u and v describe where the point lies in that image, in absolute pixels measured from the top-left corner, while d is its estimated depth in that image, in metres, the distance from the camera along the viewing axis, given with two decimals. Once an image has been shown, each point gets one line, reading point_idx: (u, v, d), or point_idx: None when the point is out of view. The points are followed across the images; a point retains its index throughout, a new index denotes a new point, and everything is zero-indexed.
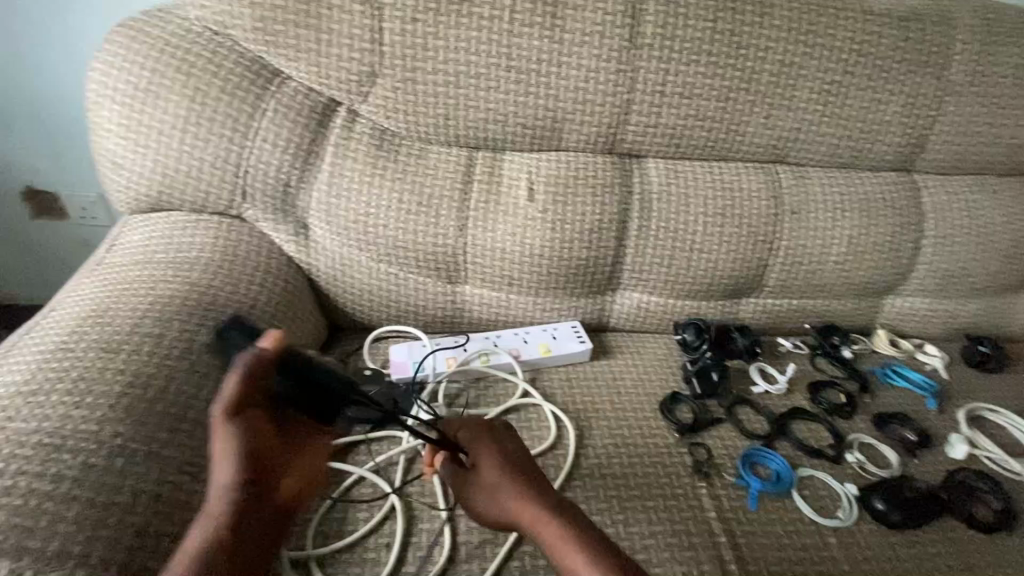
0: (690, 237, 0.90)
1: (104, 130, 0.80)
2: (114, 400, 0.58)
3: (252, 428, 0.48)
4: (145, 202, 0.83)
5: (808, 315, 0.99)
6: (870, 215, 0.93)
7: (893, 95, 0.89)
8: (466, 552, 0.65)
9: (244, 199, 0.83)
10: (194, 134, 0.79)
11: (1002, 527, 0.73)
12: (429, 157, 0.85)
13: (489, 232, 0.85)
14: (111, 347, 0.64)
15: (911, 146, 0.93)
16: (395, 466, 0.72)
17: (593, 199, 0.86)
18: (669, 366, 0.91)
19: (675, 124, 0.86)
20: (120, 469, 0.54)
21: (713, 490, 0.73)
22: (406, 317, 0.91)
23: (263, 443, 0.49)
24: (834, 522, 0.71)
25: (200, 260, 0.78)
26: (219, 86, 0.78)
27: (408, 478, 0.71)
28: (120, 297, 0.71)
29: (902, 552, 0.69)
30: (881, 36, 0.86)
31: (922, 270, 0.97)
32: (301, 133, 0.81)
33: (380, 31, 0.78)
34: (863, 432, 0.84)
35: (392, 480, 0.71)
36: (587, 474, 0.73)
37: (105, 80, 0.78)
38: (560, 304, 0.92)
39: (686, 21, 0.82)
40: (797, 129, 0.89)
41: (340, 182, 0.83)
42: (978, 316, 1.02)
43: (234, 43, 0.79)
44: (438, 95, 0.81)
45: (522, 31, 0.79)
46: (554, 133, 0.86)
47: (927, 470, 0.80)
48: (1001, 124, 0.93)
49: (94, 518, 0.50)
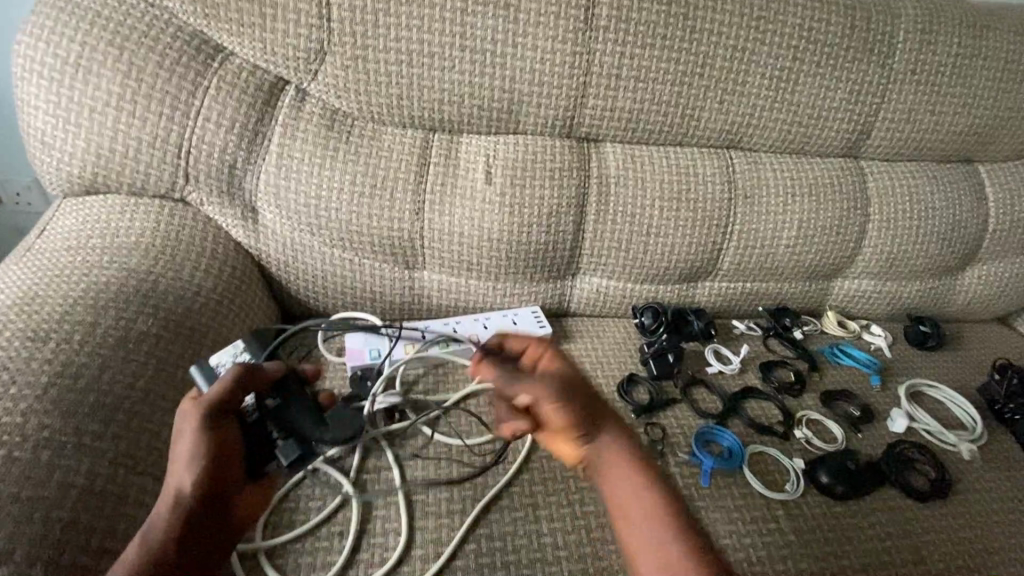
0: (648, 221, 0.91)
1: (30, 107, 0.75)
2: (41, 391, 0.55)
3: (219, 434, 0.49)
4: (79, 184, 0.78)
5: (761, 298, 1.01)
6: (819, 199, 0.96)
7: (840, 82, 0.91)
8: (421, 537, 0.64)
9: (188, 181, 0.79)
10: (130, 112, 0.75)
11: (937, 494, 0.77)
12: (383, 138, 0.83)
13: (446, 216, 0.84)
14: (38, 336, 0.60)
15: (857, 132, 0.96)
16: (350, 456, 0.71)
17: (550, 182, 0.86)
18: (628, 348, 0.93)
19: (631, 108, 0.87)
20: (48, 462, 0.51)
21: (668, 468, 0.75)
22: (363, 304, 0.89)
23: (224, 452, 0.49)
24: (781, 495, 0.73)
25: (139, 247, 0.74)
26: (157, 62, 0.74)
27: (365, 468, 0.70)
28: (50, 284, 0.67)
29: (844, 522, 0.72)
30: (829, 24, 0.88)
31: (868, 253, 1.01)
32: (247, 112, 0.78)
33: (328, 6, 0.76)
34: (811, 409, 0.87)
35: (347, 470, 0.69)
36: (545, 457, 0.74)
37: (30, 53, 0.73)
38: (520, 289, 0.92)
39: (641, 4, 0.82)
40: (749, 115, 0.90)
41: (290, 163, 0.80)
42: (919, 298, 1.07)
43: (172, 16, 0.75)
44: (391, 75, 0.79)
45: (476, 9, 0.78)
46: (512, 115, 0.85)
47: (870, 443, 0.83)
48: (941, 111, 0.97)
49: (18, 514, 0.48)
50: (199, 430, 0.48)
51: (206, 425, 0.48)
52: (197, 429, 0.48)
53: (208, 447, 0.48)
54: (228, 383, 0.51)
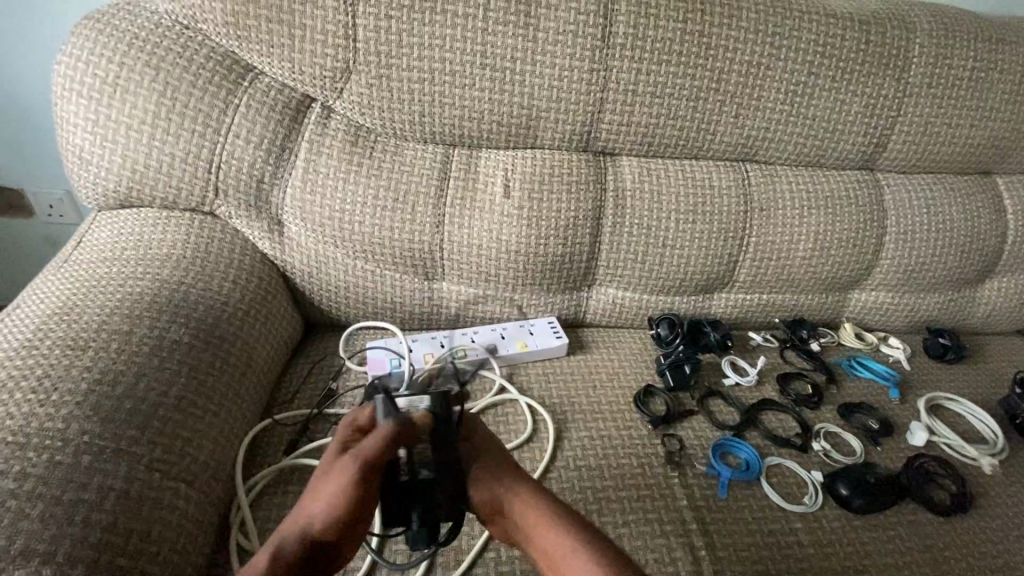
0: (664, 233, 0.92)
1: (71, 125, 0.78)
2: (81, 398, 0.58)
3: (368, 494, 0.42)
4: (114, 198, 0.81)
5: (777, 310, 1.02)
6: (835, 211, 0.96)
7: (855, 96, 0.92)
8: (442, 544, 0.65)
9: (217, 196, 0.82)
10: (164, 129, 0.78)
11: (958, 508, 0.76)
12: (405, 153, 0.85)
13: (465, 229, 0.86)
14: (78, 345, 0.62)
15: (873, 145, 0.96)
16: None
17: (568, 195, 0.87)
18: (644, 359, 0.93)
19: (647, 123, 0.88)
20: (88, 466, 0.53)
21: (685, 479, 0.75)
22: (383, 314, 0.91)
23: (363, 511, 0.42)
24: (800, 508, 0.73)
25: (171, 258, 0.77)
26: (190, 81, 0.77)
27: None
28: (88, 294, 0.70)
29: (864, 536, 0.72)
30: (844, 39, 0.89)
31: (885, 265, 1.01)
32: (275, 129, 0.81)
33: (354, 27, 0.78)
34: (829, 421, 0.87)
35: None
36: (563, 467, 0.74)
37: (71, 74, 0.77)
38: (537, 300, 0.93)
39: (657, 22, 0.84)
40: (764, 129, 0.91)
41: (315, 178, 0.83)
42: (938, 310, 1.06)
43: (205, 38, 0.79)
44: (413, 92, 0.82)
45: (496, 29, 0.80)
46: (530, 130, 0.87)
47: (889, 457, 0.83)
48: (958, 124, 0.97)
49: (60, 516, 0.50)
50: (350, 484, 0.40)
51: (355, 486, 0.40)
52: (346, 480, 0.40)
53: (353, 502, 0.41)
54: (385, 441, 0.40)
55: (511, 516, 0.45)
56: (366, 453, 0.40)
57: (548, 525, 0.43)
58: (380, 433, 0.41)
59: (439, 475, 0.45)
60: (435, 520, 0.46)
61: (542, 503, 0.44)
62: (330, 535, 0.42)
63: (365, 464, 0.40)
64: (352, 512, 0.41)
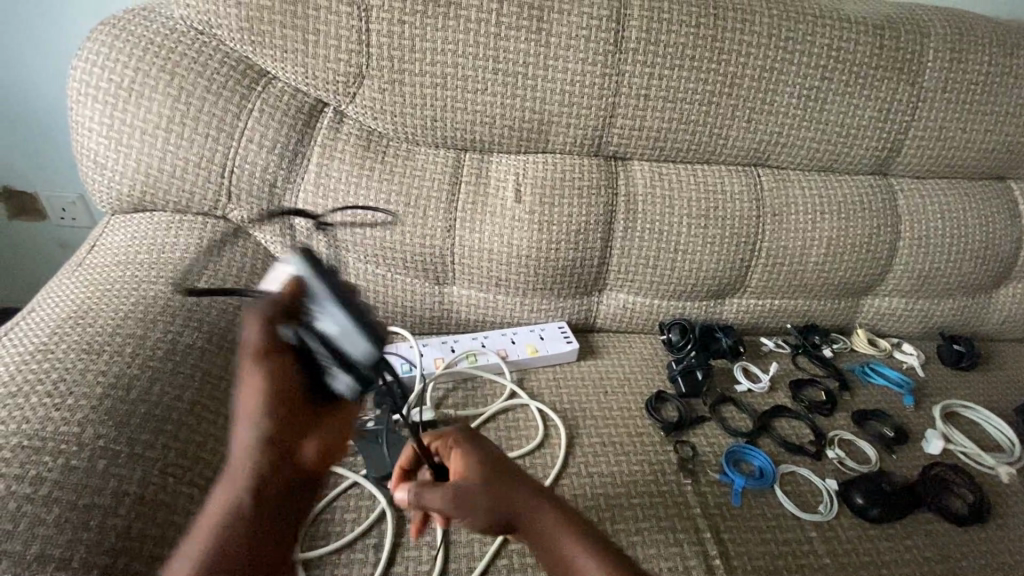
0: (675, 238, 0.91)
1: (86, 130, 0.79)
2: (96, 402, 0.58)
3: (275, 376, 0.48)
4: (128, 202, 0.82)
5: (789, 316, 1.01)
6: (848, 216, 0.96)
7: (868, 100, 0.91)
8: (454, 551, 0.65)
9: (230, 200, 0.82)
10: (178, 134, 0.78)
11: (976, 518, 0.75)
12: (417, 158, 0.85)
13: (477, 233, 0.86)
14: (93, 349, 0.63)
15: (887, 150, 0.96)
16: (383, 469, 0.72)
17: (580, 199, 0.87)
18: (655, 365, 0.93)
19: (659, 128, 0.88)
20: (103, 470, 0.53)
21: (698, 487, 0.74)
22: (393, 318, 0.91)
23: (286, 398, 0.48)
24: (815, 517, 0.72)
25: (184, 262, 0.77)
26: (204, 86, 0.78)
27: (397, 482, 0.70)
28: (102, 298, 0.70)
29: (881, 545, 0.71)
30: (858, 44, 0.89)
31: (899, 270, 1.00)
32: (288, 133, 0.81)
33: (367, 32, 0.79)
34: (843, 429, 0.86)
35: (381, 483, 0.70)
36: (575, 473, 0.74)
37: (87, 78, 0.77)
38: (548, 304, 0.93)
39: (670, 26, 0.83)
40: (777, 133, 0.91)
41: (328, 182, 0.83)
42: (952, 316, 1.05)
43: (220, 43, 0.79)
44: (426, 97, 0.82)
45: (509, 34, 0.80)
46: (542, 134, 0.86)
47: (904, 465, 0.82)
48: (973, 129, 0.96)
49: (75, 521, 0.50)
50: (259, 376, 0.47)
51: (254, 377, 0.47)
52: (257, 373, 0.47)
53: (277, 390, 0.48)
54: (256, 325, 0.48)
55: (530, 530, 0.52)
56: (254, 340, 0.48)
57: (565, 534, 0.50)
58: (263, 310, 0.48)
59: (309, 343, 0.48)
60: (347, 370, 0.49)
61: (555, 514, 0.51)
62: (272, 435, 0.46)
63: (254, 351, 0.48)
64: (280, 402, 0.47)
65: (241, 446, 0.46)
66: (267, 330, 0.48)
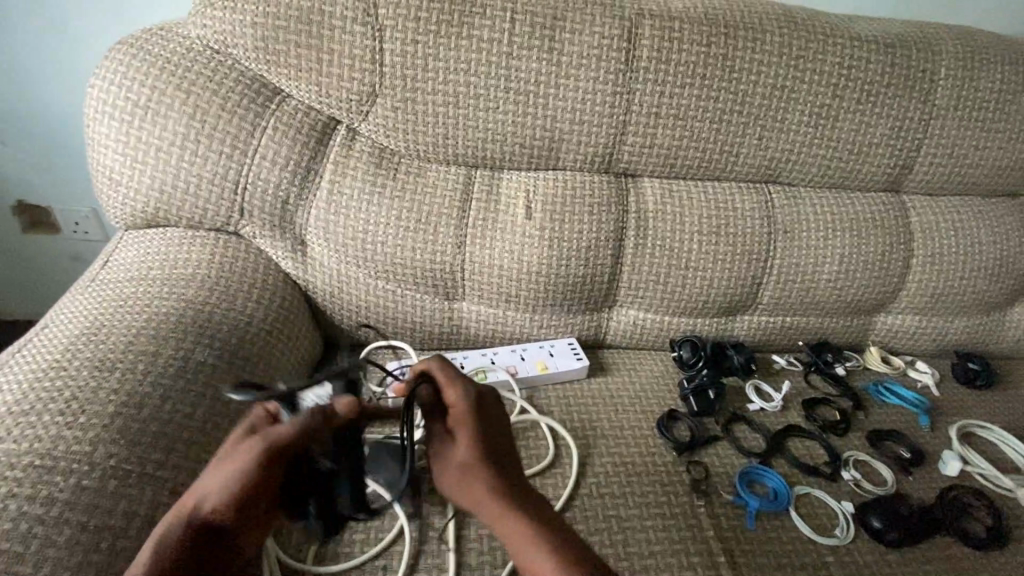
0: (686, 255, 0.91)
1: (102, 147, 0.80)
2: (108, 421, 0.58)
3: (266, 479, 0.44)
4: (141, 218, 0.83)
5: (801, 333, 1.00)
6: (860, 233, 0.95)
7: (880, 118, 0.91)
8: (465, 573, 0.64)
9: (242, 216, 0.83)
10: (193, 151, 0.79)
11: (996, 543, 0.73)
12: (428, 175, 0.86)
13: (487, 250, 0.86)
14: (105, 366, 0.63)
15: (899, 167, 0.95)
16: None
17: (590, 217, 0.87)
18: (665, 382, 0.92)
19: (670, 145, 0.88)
20: (114, 490, 0.53)
21: (711, 509, 0.73)
22: (403, 334, 0.91)
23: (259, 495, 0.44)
24: (831, 540, 0.71)
25: (196, 278, 0.78)
26: (219, 104, 0.79)
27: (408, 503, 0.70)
28: (115, 314, 0.70)
29: (899, 571, 0.70)
30: (869, 62, 0.89)
31: (912, 287, 0.99)
32: (300, 150, 0.82)
33: (381, 51, 0.79)
34: (858, 449, 0.85)
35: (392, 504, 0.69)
36: (586, 494, 0.73)
37: (104, 96, 0.78)
38: (558, 320, 0.93)
39: (680, 45, 0.84)
40: (788, 151, 0.91)
41: (339, 199, 0.83)
42: (967, 333, 1.04)
43: (235, 62, 0.80)
44: (438, 114, 0.82)
45: (521, 53, 0.81)
46: (552, 152, 0.87)
47: (922, 487, 0.81)
48: (986, 146, 0.96)
49: (86, 542, 0.50)
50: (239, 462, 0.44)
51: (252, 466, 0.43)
52: (242, 469, 0.43)
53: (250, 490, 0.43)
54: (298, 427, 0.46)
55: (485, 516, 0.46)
56: (279, 438, 0.45)
57: (519, 528, 0.44)
58: (312, 424, 0.46)
59: (346, 466, 0.49)
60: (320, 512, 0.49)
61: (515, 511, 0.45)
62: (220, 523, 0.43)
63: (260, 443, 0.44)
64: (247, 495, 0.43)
65: (188, 509, 0.43)
66: (301, 436, 0.46)
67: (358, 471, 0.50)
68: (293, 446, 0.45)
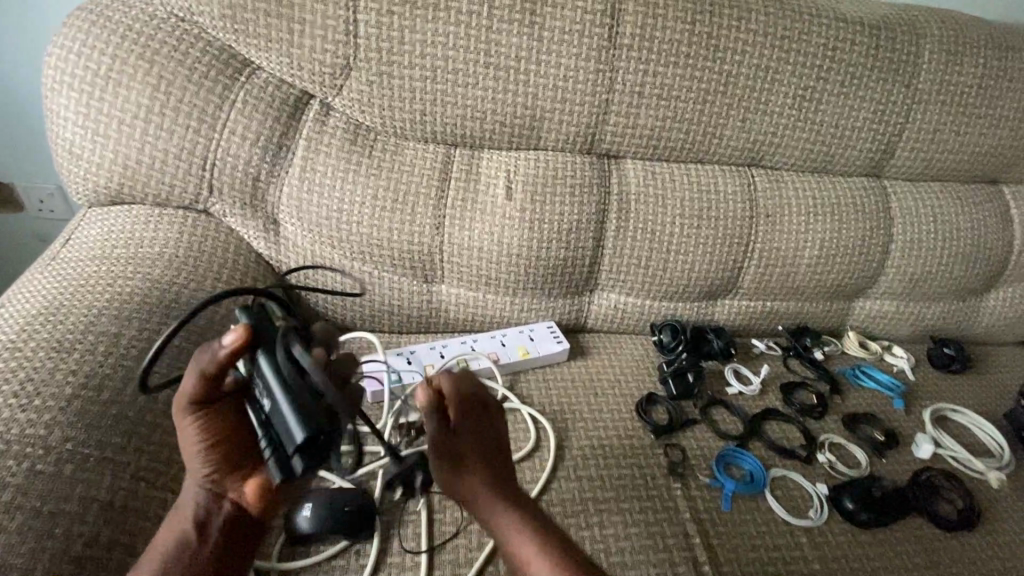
0: (668, 238, 0.90)
1: (61, 118, 0.76)
2: (65, 403, 0.55)
3: (209, 428, 0.45)
4: (105, 194, 0.79)
5: (780, 318, 1.00)
6: (841, 217, 0.95)
7: (863, 102, 0.90)
8: (440, 557, 0.63)
9: (212, 193, 0.80)
10: (158, 124, 0.76)
11: (965, 524, 0.75)
12: (406, 153, 0.83)
13: (466, 231, 0.84)
14: (64, 347, 0.60)
15: (881, 152, 0.95)
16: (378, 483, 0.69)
17: (571, 198, 0.85)
18: (646, 366, 0.91)
19: (653, 125, 0.86)
20: (70, 475, 0.51)
21: (688, 491, 0.73)
22: (380, 317, 0.89)
23: (222, 443, 0.45)
24: (805, 522, 0.72)
25: (163, 257, 0.75)
26: (185, 76, 0.75)
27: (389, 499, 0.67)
28: (75, 294, 0.67)
29: (871, 551, 0.70)
30: (853, 44, 0.88)
31: (891, 273, 0.99)
32: (272, 126, 0.79)
33: (355, 23, 0.76)
34: (833, 432, 0.85)
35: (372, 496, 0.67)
36: (563, 477, 0.73)
37: (62, 65, 0.74)
38: (538, 304, 0.91)
39: (665, 23, 0.82)
40: (771, 133, 0.90)
41: (313, 177, 0.81)
42: (943, 319, 1.05)
43: (202, 31, 0.77)
44: (415, 90, 0.80)
45: (501, 27, 0.78)
46: (533, 131, 0.85)
47: (895, 469, 0.82)
48: (967, 132, 0.96)
49: (41, 529, 0.48)
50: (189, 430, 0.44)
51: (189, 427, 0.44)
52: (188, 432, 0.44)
53: (212, 446, 0.45)
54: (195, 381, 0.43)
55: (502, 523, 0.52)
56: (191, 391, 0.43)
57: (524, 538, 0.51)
58: (202, 364, 0.43)
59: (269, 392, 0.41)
60: (280, 461, 0.40)
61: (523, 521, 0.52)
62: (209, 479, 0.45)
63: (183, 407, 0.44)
64: (219, 445, 0.45)
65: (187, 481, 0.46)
66: (206, 381, 0.43)
67: (286, 388, 0.41)
68: (205, 388, 0.44)
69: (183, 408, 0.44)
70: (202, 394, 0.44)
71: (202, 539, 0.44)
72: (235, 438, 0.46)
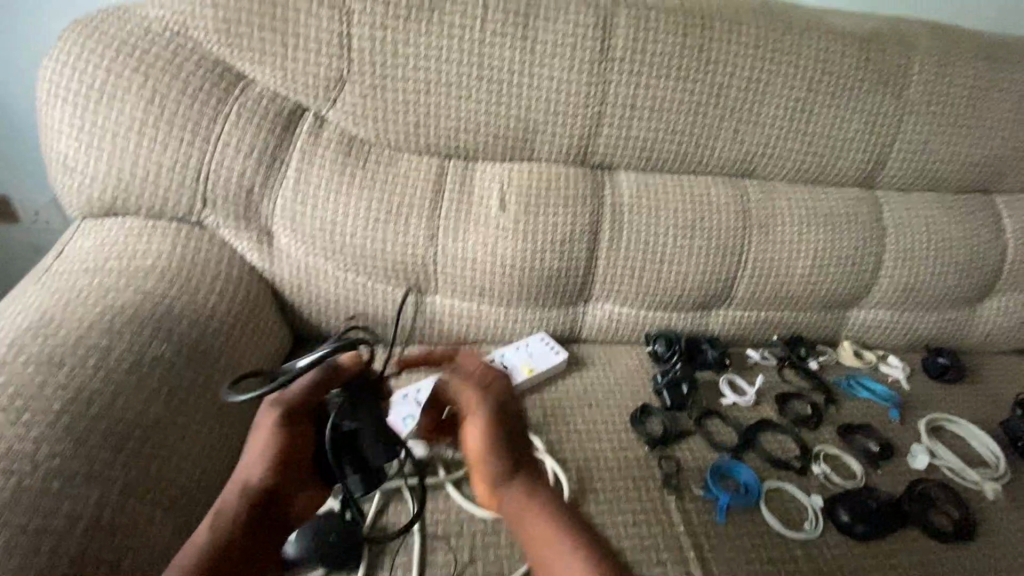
0: (661, 249, 0.90)
1: (55, 131, 0.76)
2: (54, 417, 0.55)
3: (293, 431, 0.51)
4: (98, 207, 0.79)
5: (775, 328, 1.00)
6: (834, 227, 0.95)
7: (854, 113, 0.91)
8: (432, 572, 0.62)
9: (205, 205, 0.80)
10: (152, 136, 0.76)
11: (961, 535, 0.74)
12: (399, 165, 0.84)
13: (460, 242, 0.84)
14: (53, 361, 0.60)
15: (872, 163, 0.96)
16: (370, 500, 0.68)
17: (564, 209, 0.86)
18: (640, 377, 0.91)
19: (646, 137, 0.87)
20: (57, 491, 0.51)
21: (682, 504, 0.73)
22: (374, 328, 0.89)
23: (292, 450, 0.51)
24: (800, 535, 0.71)
25: (156, 269, 0.75)
26: (179, 89, 0.76)
27: (381, 517, 0.67)
28: (66, 307, 0.67)
29: (866, 564, 0.70)
30: (844, 56, 0.89)
31: (884, 283, 1.00)
32: (266, 138, 0.79)
33: (349, 36, 0.77)
34: (829, 443, 0.85)
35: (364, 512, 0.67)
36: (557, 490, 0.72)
37: (57, 79, 0.75)
38: (532, 314, 0.91)
39: (656, 36, 0.83)
40: (764, 144, 0.91)
41: (307, 188, 0.81)
42: (938, 328, 1.05)
43: (196, 45, 0.77)
44: (409, 102, 0.80)
45: (493, 40, 0.79)
46: (526, 143, 0.85)
47: (890, 481, 0.81)
48: (958, 143, 0.96)
49: (26, 546, 0.47)
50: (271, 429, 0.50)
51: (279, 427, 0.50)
52: (270, 433, 0.50)
53: (282, 451, 0.50)
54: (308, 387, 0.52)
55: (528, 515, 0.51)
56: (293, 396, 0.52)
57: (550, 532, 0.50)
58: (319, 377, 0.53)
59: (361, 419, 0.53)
60: (356, 475, 0.52)
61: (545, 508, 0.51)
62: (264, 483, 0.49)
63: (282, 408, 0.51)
64: (291, 449, 0.51)
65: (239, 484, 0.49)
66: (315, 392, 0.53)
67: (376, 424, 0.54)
68: (309, 399, 0.52)
69: (279, 408, 0.51)
70: (303, 401, 0.52)
71: (242, 539, 0.47)
72: (300, 449, 0.51)
